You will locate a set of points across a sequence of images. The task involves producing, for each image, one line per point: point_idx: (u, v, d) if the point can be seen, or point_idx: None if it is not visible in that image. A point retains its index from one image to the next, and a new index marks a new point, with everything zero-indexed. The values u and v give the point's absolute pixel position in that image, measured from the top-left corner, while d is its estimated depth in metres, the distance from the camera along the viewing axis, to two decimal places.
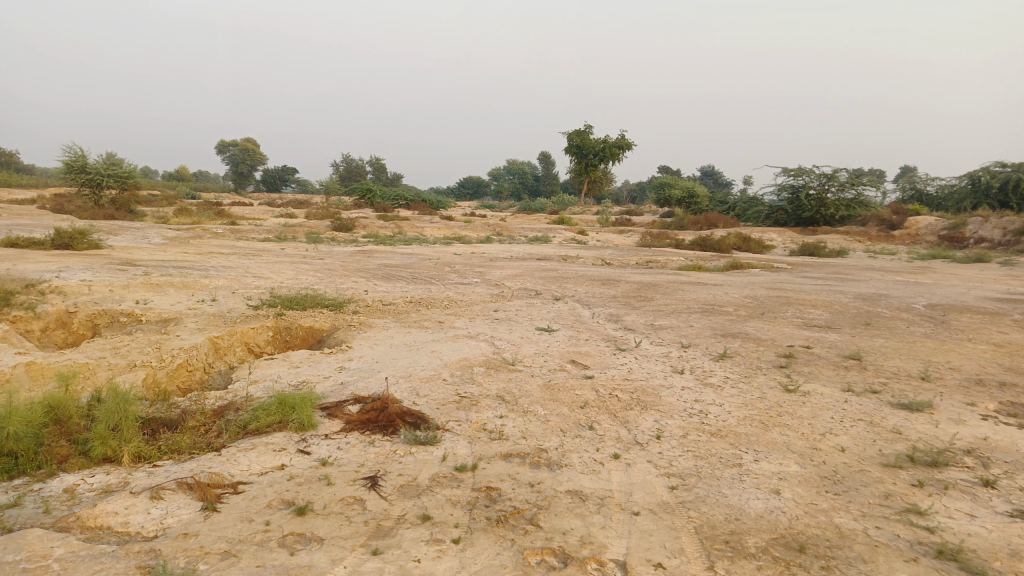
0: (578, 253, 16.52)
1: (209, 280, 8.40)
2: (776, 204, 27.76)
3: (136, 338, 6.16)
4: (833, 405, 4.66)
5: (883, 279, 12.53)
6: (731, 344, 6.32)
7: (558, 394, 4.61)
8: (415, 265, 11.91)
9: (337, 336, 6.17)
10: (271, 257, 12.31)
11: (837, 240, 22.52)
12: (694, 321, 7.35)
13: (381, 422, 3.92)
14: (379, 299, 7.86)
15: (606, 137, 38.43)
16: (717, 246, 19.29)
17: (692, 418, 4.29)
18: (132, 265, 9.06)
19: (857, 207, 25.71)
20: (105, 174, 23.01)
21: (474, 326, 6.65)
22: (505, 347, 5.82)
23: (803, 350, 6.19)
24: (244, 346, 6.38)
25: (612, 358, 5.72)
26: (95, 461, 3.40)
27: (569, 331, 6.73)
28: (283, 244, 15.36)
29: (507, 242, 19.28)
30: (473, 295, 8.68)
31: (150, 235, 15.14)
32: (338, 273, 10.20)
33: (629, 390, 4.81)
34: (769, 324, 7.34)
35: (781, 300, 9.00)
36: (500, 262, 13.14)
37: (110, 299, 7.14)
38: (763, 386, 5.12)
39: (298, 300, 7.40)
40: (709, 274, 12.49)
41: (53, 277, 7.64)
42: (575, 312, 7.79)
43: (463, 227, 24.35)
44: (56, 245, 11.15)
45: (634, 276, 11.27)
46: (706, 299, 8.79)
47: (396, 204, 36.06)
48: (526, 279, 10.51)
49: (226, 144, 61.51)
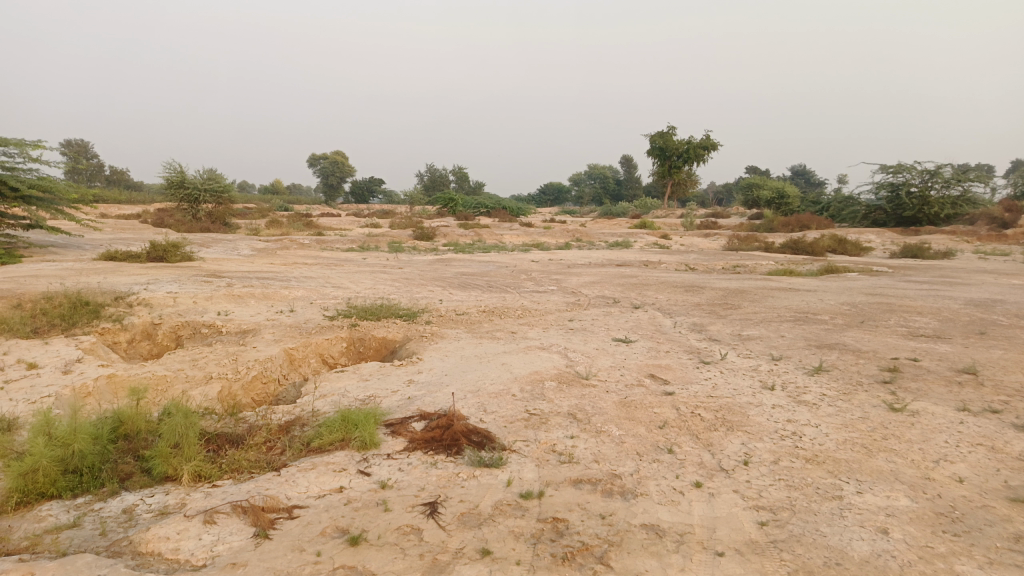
0: (660, 258, 16.04)
1: (288, 290, 8.50)
2: (873, 203, 26.28)
3: (215, 349, 6.24)
4: (947, 427, 4.15)
5: (997, 282, 11.53)
6: (827, 357, 5.83)
7: (635, 412, 4.31)
8: (492, 273, 11.79)
9: (409, 347, 6.06)
10: (351, 266, 12.45)
11: (942, 240, 21.07)
12: (785, 331, 6.86)
13: (446, 441, 3.72)
14: (453, 309, 7.72)
15: (691, 138, 37.51)
16: (810, 249, 18.36)
17: (784, 441, 3.90)
18: (217, 276, 9.30)
19: (964, 204, 24.15)
20: (202, 189, 24.05)
21: (548, 336, 6.41)
22: (580, 359, 5.55)
23: (909, 363, 5.63)
24: (319, 357, 6.36)
25: (695, 372, 5.36)
26: (156, 480, 3.35)
27: (649, 341, 6.39)
28: (365, 254, 15.57)
29: (588, 248, 18.92)
30: (549, 304, 8.44)
31: (240, 247, 15.66)
32: (414, 282, 10.17)
33: (714, 409, 4.45)
34: (870, 334, 6.77)
35: (882, 307, 8.34)
36: (578, 269, 12.85)
37: (193, 310, 7.30)
38: (864, 404, 4.65)
39: (373, 310, 7.34)
40: (801, 279, 11.83)
41: (142, 289, 7.90)
42: (655, 322, 7.42)
43: (543, 233, 24.20)
44: (151, 258, 11.63)
45: (719, 283, 10.76)
46: (798, 306, 8.24)
47: (477, 212, 36.30)
48: (604, 286, 10.20)
49: (317, 158, 63.93)
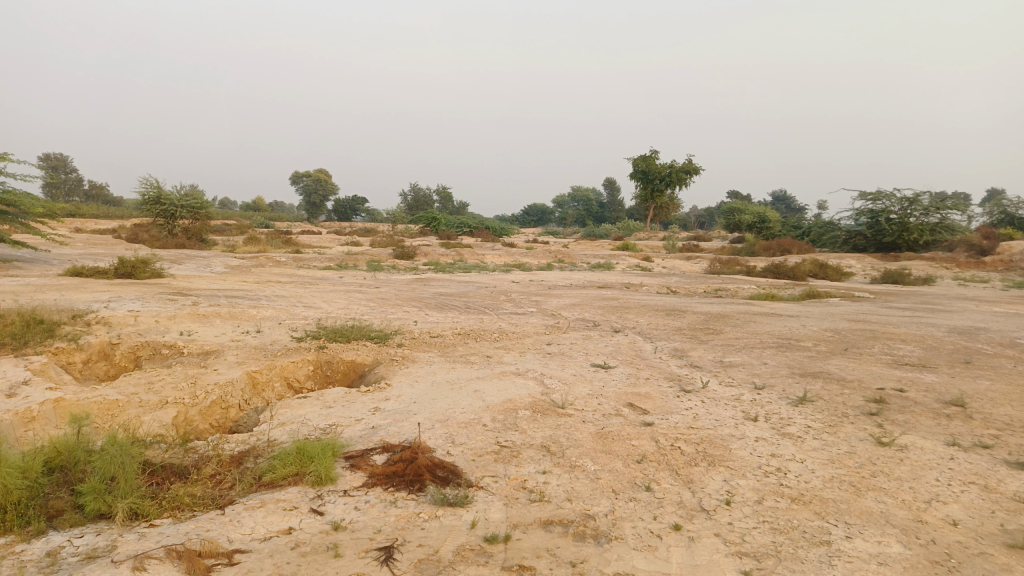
0: (642, 281, 15.90)
1: (257, 309, 8.20)
2: (853, 228, 26.41)
3: (173, 372, 5.94)
4: (937, 464, 3.96)
5: (979, 310, 11.47)
6: (811, 386, 5.64)
7: (611, 445, 4.08)
8: (471, 294, 11.55)
9: (378, 372, 5.80)
10: (327, 286, 12.15)
11: (922, 267, 21.15)
12: (768, 358, 6.67)
13: (409, 477, 3.46)
14: (427, 331, 7.47)
15: (673, 162, 37.68)
16: (792, 273, 18.30)
17: (768, 478, 3.68)
18: (184, 294, 8.97)
19: (942, 231, 24.30)
20: (179, 205, 23.66)
21: (524, 361, 6.17)
22: (556, 387, 5.31)
23: (896, 394, 5.45)
24: (284, 381, 6.08)
25: (676, 401, 5.14)
26: (88, 518, 3.07)
27: (628, 368, 6.16)
28: (342, 273, 15.28)
29: (569, 270, 18.76)
30: (527, 327, 8.20)
31: (214, 264, 15.30)
32: (390, 303, 9.90)
33: (694, 441, 4.23)
34: (854, 362, 6.60)
35: (865, 334, 8.20)
36: (559, 291, 12.65)
37: (154, 330, 7.00)
38: (851, 438, 4.44)
39: (344, 332, 7.07)
40: (783, 303, 11.71)
41: (103, 307, 7.57)
42: (635, 347, 7.21)
43: (525, 254, 24.02)
44: (118, 274, 11.28)
45: (701, 307, 10.59)
46: (781, 332, 8.08)
47: (460, 232, 36.10)
48: (584, 309, 10.00)
49: (299, 175, 63.59)
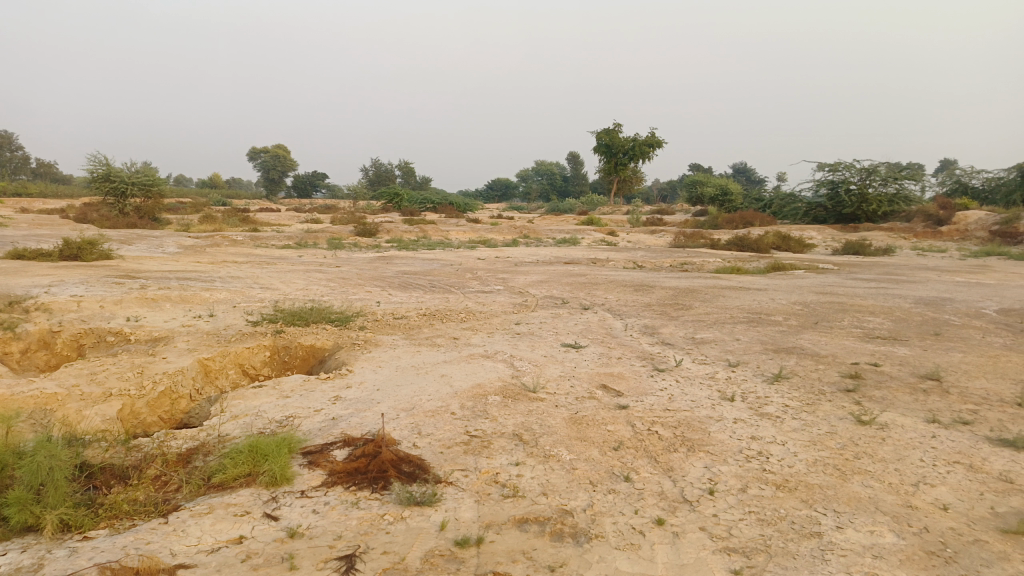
0: (608, 255, 15.76)
1: (210, 292, 7.81)
2: (814, 200, 26.64)
3: (119, 361, 5.58)
4: (920, 443, 3.84)
5: (941, 279, 11.57)
6: (786, 363, 5.51)
7: (586, 431, 3.88)
8: (435, 272, 11.27)
9: (338, 357, 5.51)
10: (286, 265, 11.75)
11: (881, 237, 21.40)
12: (740, 334, 6.54)
13: (372, 474, 3.22)
14: (390, 312, 7.18)
15: (636, 135, 37.64)
16: (756, 246, 18.33)
17: (751, 463, 3.51)
18: (132, 277, 8.52)
19: (900, 202, 24.63)
20: (129, 182, 22.78)
21: (492, 343, 5.94)
22: (526, 369, 5.09)
23: (870, 369, 5.35)
24: (239, 368, 5.77)
25: (650, 381, 4.95)
26: (12, 533, 2.77)
27: (599, 347, 5.97)
28: (301, 251, 14.84)
29: (535, 246, 18.54)
30: (494, 306, 7.96)
31: (167, 244, 14.72)
32: (351, 283, 9.57)
33: (672, 425, 4.05)
34: (826, 336, 6.51)
35: (834, 307, 8.14)
36: (525, 267, 12.44)
37: (99, 316, 6.59)
38: (830, 417, 4.32)
39: (302, 315, 6.75)
40: (750, 276, 11.66)
41: (42, 292, 7.12)
42: (605, 324, 7.03)
43: (489, 229, 23.70)
44: (63, 256, 10.74)
45: (669, 281, 10.47)
46: (751, 306, 7.97)
47: (423, 207, 35.62)
48: (552, 285, 9.81)
49: (256, 151, 62.29)
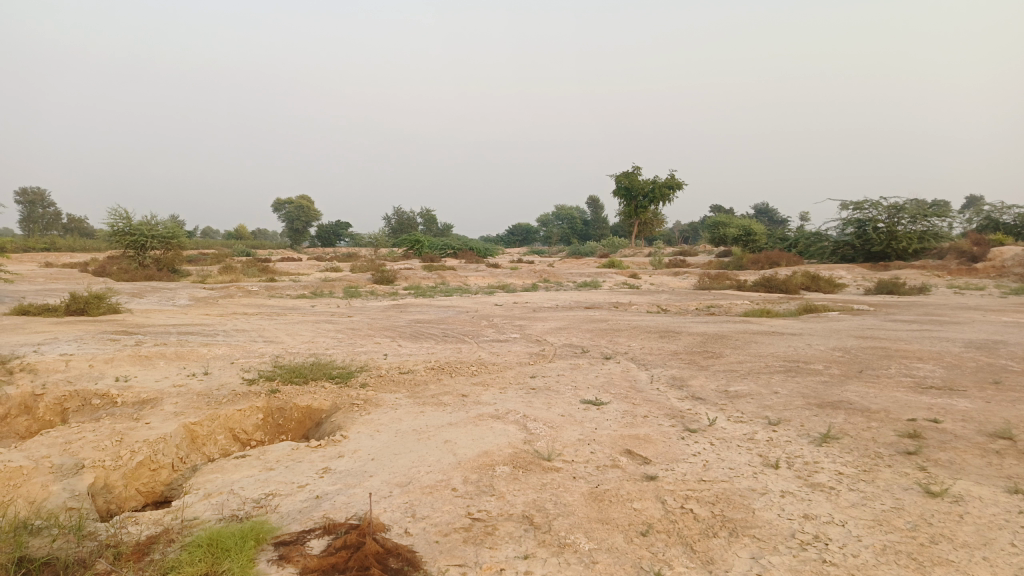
0: (630, 299, 15.23)
1: (208, 348, 7.38)
2: (841, 239, 25.99)
3: (99, 428, 5.14)
4: (1007, 522, 3.23)
5: (986, 319, 10.87)
6: (832, 420, 4.91)
7: (607, 511, 3.32)
8: (450, 320, 10.81)
9: (334, 421, 5.02)
10: (296, 316, 11.37)
11: (913, 276, 20.62)
12: (778, 386, 5.93)
13: (351, 572, 2.68)
14: (396, 367, 6.69)
15: (656, 177, 37.45)
16: (784, 287, 17.69)
17: (806, 552, 2.93)
18: (130, 333, 8.15)
19: (930, 238, 23.85)
20: (149, 235, 22.81)
21: (504, 400, 5.41)
22: (541, 432, 4.54)
23: (930, 426, 4.72)
24: (229, 434, 5.30)
25: (681, 445, 4.38)
26: None
27: (623, 403, 5.41)
28: (314, 301, 14.49)
29: (555, 290, 18.07)
30: (509, 357, 7.43)
31: (179, 296, 14.47)
32: (360, 334, 9.12)
33: (709, 500, 3.48)
34: (874, 387, 5.89)
35: (877, 353, 7.52)
36: (544, 313, 11.95)
37: (86, 377, 6.17)
38: (893, 487, 3.71)
39: (301, 372, 6.29)
40: (781, 319, 11.05)
41: (31, 351, 6.74)
42: (628, 376, 6.47)
43: (509, 274, 23.28)
44: (69, 311, 10.46)
45: (696, 326, 9.89)
46: (786, 354, 7.38)
47: (444, 253, 35.45)
48: (571, 333, 9.30)
49: (279, 204, 63.15)
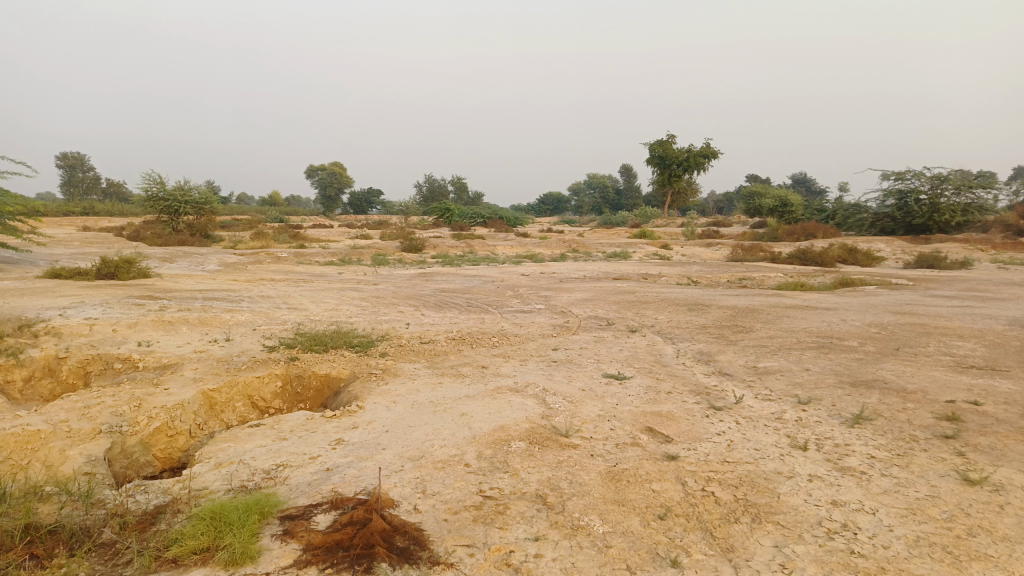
0: (660, 270, 14.97)
1: (231, 314, 7.38)
2: (880, 210, 25.25)
3: (119, 393, 5.14)
4: None
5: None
6: (865, 400, 4.70)
7: (625, 492, 3.19)
8: (475, 290, 10.70)
9: (351, 391, 4.95)
10: (322, 283, 11.35)
11: (955, 250, 19.95)
12: (810, 363, 5.71)
13: (355, 551, 2.60)
14: (417, 336, 6.60)
15: (691, 146, 36.70)
16: (819, 259, 17.23)
17: (833, 542, 2.77)
18: (155, 298, 8.17)
19: (974, 211, 23.05)
20: (183, 201, 23.03)
21: (524, 373, 5.29)
22: (560, 407, 4.41)
23: (970, 409, 4.49)
24: (247, 401, 5.27)
25: (705, 423, 4.22)
26: None
27: (646, 378, 5.25)
28: (342, 268, 14.48)
29: (584, 260, 17.85)
30: (532, 328, 7.30)
31: (209, 262, 14.56)
32: (384, 302, 9.05)
33: (733, 483, 3.33)
34: (911, 366, 5.65)
35: (915, 330, 7.23)
36: (571, 284, 11.78)
37: (109, 341, 6.18)
38: (929, 473, 3.51)
39: (321, 339, 6.24)
40: (815, 293, 10.74)
41: (57, 315, 6.79)
42: (654, 350, 6.30)
43: (538, 244, 23.06)
44: (100, 275, 10.57)
45: (726, 299, 9.64)
46: (819, 329, 7.13)
47: (474, 222, 35.31)
48: (597, 304, 9.13)
49: (312, 170, 63.49)
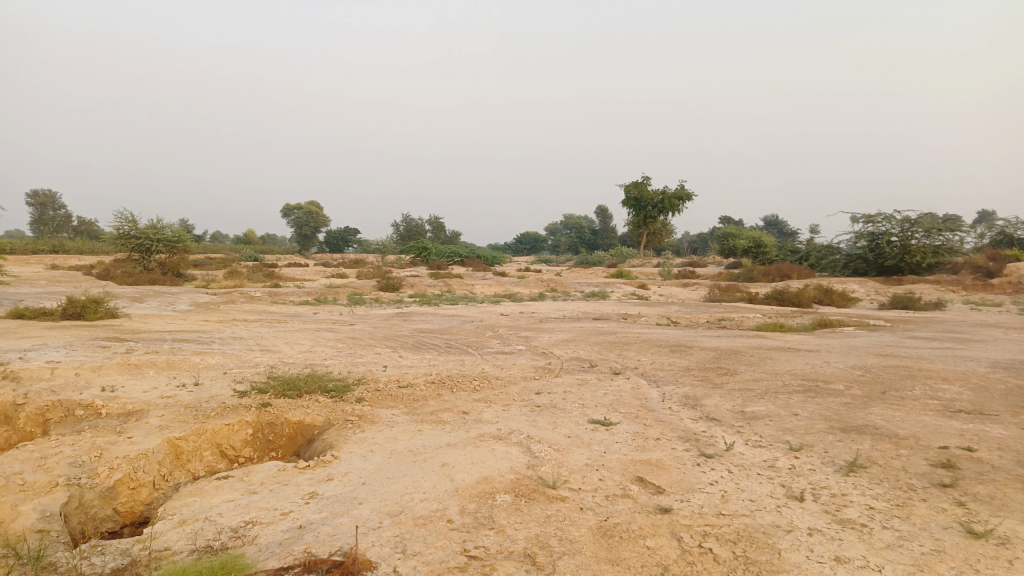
0: (639, 311, 14.90)
1: (201, 357, 7.11)
2: (853, 252, 25.61)
3: (79, 441, 4.86)
4: None
5: (1008, 338, 10.50)
6: (858, 447, 4.58)
7: (618, 550, 3.01)
8: (454, 330, 10.51)
9: (326, 440, 4.72)
10: (297, 324, 11.09)
11: (928, 291, 20.20)
12: (798, 408, 5.60)
13: None
14: (395, 380, 6.39)
15: (666, 188, 37.14)
16: (796, 300, 17.32)
17: None
18: (122, 340, 7.88)
19: (944, 253, 23.47)
20: (155, 239, 22.66)
21: (507, 419, 5.10)
22: (546, 456, 4.23)
23: (964, 456, 4.38)
24: (216, 449, 5.01)
25: (696, 473, 4.06)
26: None
27: (633, 424, 5.09)
28: (317, 308, 14.22)
29: (563, 300, 17.77)
30: (514, 371, 7.12)
31: (181, 301, 14.23)
32: (361, 343, 8.83)
33: (730, 538, 3.16)
34: (900, 410, 5.56)
35: (899, 372, 7.17)
36: (550, 325, 11.65)
37: (71, 386, 5.89)
38: (931, 525, 3.38)
39: (295, 384, 6.01)
40: (795, 335, 10.70)
41: (17, 358, 6.48)
42: (639, 394, 6.15)
43: (516, 284, 22.98)
44: (66, 315, 10.23)
45: (708, 341, 9.55)
46: (804, 372, 7.04)
47: (451, 261, 35.20)
48: (578, 346, 8.99)
49: (288, 208, 63.28)
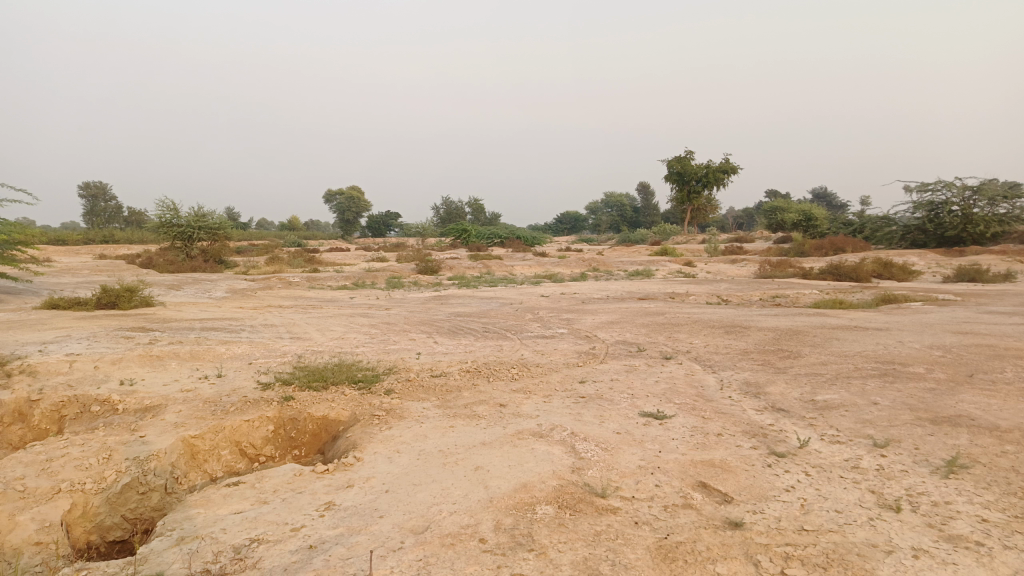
0: (687, 289, 14.24)
1: (225, 347, 6.77)
2: (910, 222, 24.34)
3: (90, 441, 4.52)
4: None
5: None
6: (954, 443, 3.96)
7: None
8: (492, 313, 10.04)
9: (348, 439, 4.29)
10: (331, 309, 10.75)
11: (994, 262, 18.98)
12: (877, 395, 4.97)
13: None
14: (428, 369, 5.94)
15: (710, 162, 35.99)
16: (853, 274, 16.40)
17: None
18: (148, 329, 7.61)
19: (1011, 221, 22.07)
20: (197, 227, 22.66)
21: (549, 413, 4.60)
22: (593, 457, 3.72)
23: None
24: (235, 448, 4.64)
25: (768, 476, 3.52)
26: None
27: (691, 417, 4.55)
28: (354, 293, 13.88)
29: (606, 279, 17.17)
30: (556, 357, 6.61)
31: (218, 288, 14.07)
32: (394, 329, 8.41)
33: (820, 562, 2.62)
34: (996, 397, 4.88)
35: (985, 353, 6.43)
36: (593, 305, 11.09)
37: (89, 380, 5.59)
38: None
39: (321, 375, 5.61)
40: (858, 312, 9.95)
41: (37, 351, 6.21)
42: (694, 381, 5.59)
43: (558, 263, 22.39)
44: (100, 305, 10.06)
45: (764, 320, 8.89)
46: (877, 354, 6.37)
47: (491, 242, 34.70)
48: (624, 328, 8.43)
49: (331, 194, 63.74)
